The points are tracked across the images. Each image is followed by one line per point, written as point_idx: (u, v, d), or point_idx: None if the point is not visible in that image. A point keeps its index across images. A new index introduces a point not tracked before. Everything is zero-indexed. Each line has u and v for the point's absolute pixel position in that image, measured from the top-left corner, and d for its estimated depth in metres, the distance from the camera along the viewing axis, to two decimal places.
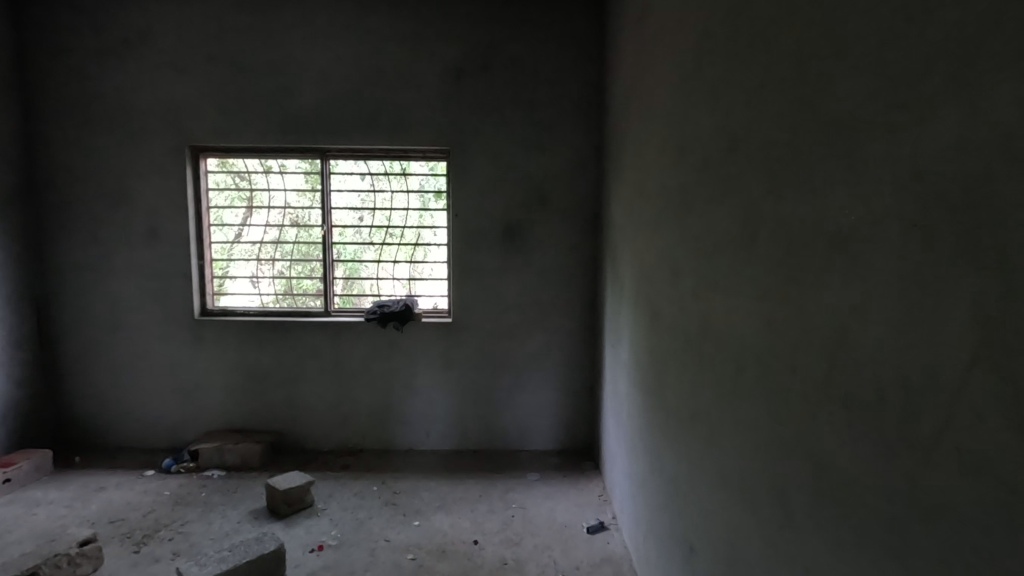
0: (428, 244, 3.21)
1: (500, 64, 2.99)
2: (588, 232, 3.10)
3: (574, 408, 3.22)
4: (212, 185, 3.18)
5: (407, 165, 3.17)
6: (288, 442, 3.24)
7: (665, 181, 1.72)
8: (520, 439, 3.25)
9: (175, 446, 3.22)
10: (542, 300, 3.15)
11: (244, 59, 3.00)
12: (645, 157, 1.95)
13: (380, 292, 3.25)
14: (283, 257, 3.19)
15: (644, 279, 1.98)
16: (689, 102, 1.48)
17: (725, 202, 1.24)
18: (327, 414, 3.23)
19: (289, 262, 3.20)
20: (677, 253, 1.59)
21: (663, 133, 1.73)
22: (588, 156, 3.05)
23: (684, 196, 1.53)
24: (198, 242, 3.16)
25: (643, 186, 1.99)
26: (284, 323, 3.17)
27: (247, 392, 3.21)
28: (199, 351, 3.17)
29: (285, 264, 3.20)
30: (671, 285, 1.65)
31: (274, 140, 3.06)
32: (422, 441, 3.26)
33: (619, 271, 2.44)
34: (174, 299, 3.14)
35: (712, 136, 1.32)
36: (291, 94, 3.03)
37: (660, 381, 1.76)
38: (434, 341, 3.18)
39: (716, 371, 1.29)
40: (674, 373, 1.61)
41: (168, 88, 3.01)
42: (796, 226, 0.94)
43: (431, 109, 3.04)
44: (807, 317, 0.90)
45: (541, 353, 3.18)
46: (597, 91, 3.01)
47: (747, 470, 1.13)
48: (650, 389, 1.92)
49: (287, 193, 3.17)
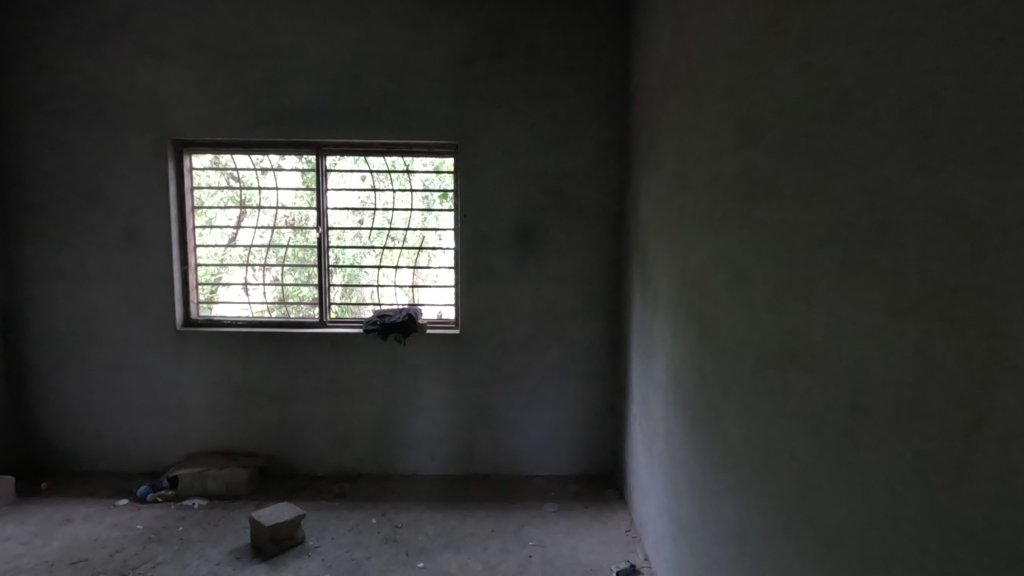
0: (433, 249, 2.92)
1: (513, 50, 2.72)
2: (609, 234, 2.81)
3: (593, 429, 2.91)
4: (198, 184, 2.90)
5: (411, 162, 2.89)
6: (278, 466, 2.94)
7: (722, 171, 1.44)
8: (534, 464, 2.94)
9: (153, 470, 2.91)
10: (558, 309, 2.85)
11: (231, 45, 2.73)
12: (691, 144, 1.67)
13: (380, 301, 2.96)
14: (276, 263, 2.91)
15: (689, 287, 1.69)
16: (763, 70, 1.20)
17: (828, 191, 0.96)
18: (322, 436, 2.93)
19: (283, 268, 2.92)
20: (743, 258, 1.31)
21: (719, 112, 1.45)
22: (609, 151, 2.77)
23: (755, 186, 1.25)
24: (181, 246, 2.89)
25: (688, 181, 1.71)
26: (275, 335, 2.88)
27: (234, 412, 2.91)
28: (180, 366, 2.88)
29: (278, 269, 2.92)
30: (733, 295, 1.37)
31: (265, 134, 2.78)
32: (425, 466, 2.95)
33: (652, 278, 2.15)
34: (153, 308, 2.86)
35: (804, 106, 1.04)
36: (284, 83, 2.75)
37: (715, 411, 1.48)
38: (438, 355, 2.88)
39: (813, 406, 1.01)
40: (737, 401, 1.34)
41: (147, 76, 2.74)
42: (982, 213, 0.65)
43: (437, 99, 2.76)
44: (1009, 348, 0.61)
45: (557, 369, 2.88)
46: (621, 80, 2.73)
47: (876, 545, 0.84)
48: (696, 417, 1.64)
49: (280, 193, 2.89)
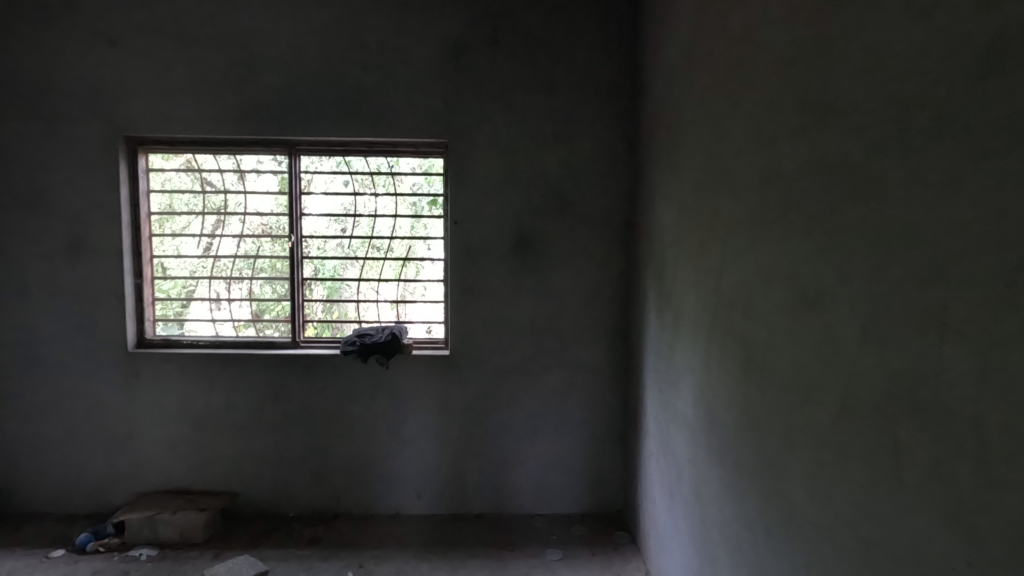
0: (421, 259, 2.61)
1: (510, 38, 2.43)
2: (617, 243, 2.52)
3: (601, 461, 2.60)
4: (153, 186, 2.58)
5: (395, 162, 2.58)
6: (242, 507, 2.59)
7: (778, 164, 1.15)
8: (534, 501, 2.62)
9: (99, 511, 2.56)
10: (560, 327, 2.54)
11: (191, 31, 2.42)
12: (730, 132, 1.39)
13: (364, 318, 2.64)
14: (254, 275, 2.60)
15: (727, 305, 1.41)
16: (850, 24, 0.91)
17: (985, 175, 0.66)
18: (293, 471, 2.59)
19: (262, 281, 2.60)
20: (815, 271, 1.02)
21: (774, 88, 1.16)
22: (618, 150, 2.48)
23: (834, 178, 0.96)
24: (134, 257, 2.56)
25: (726, 180, 1.42)
26: (241, 356, 2.54)
27: (192, 444, 2.57)
28: (131, 392, 2.54)
29: (256, 282, 2.60)
30: (799, 319, 1.08)
31: (229, 130, 2.47)
32: (412, 504, 2.62)
33: (672, 293, 1.86)
34: (101, 327, 2.51)
35: (932, 61, 0.74)
36: (252, 73, 2.44)
37: (772, 465, 1.17)
38: (426, 379, 2.56)
39: (953, 484, 0.71)
40: (808, 455, 1.04)
41: (96, 65, 2.42)
42: None
43: (423, 92, 2.46)
44: None
45: (559, 394, 2.57)
46: (630, 71, 2.45)
47: None
48: (740, 467, 1.33)
49: (249, 197, 2.58)
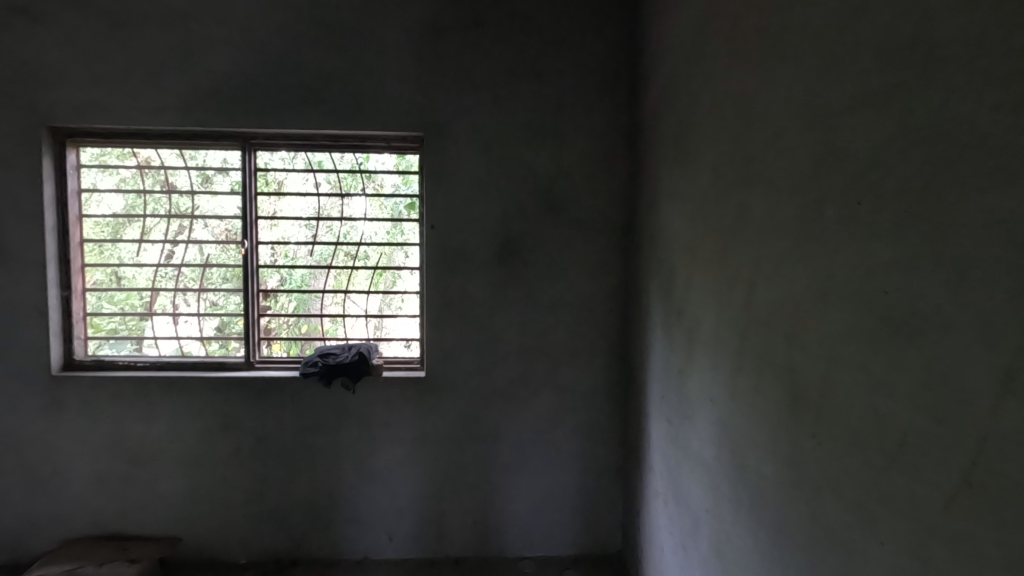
0: (398, 268, 2.31)
1: (494, 19, 2.15)
2: (614, 251, 2.24)
3: (598, 497, 2.31)
4: (85, 185, 2.26)
5: (365, 159, 2.29)
6: (185, 554, 2.26)
7: (843, 147, 0.88)
8: (523, 542, 2.32)
9: (17, 561, 2.21)
10: (552, 346, 2.25)
11: (127, 6, 2.10)
12: (767, 109, 1.11)
13: (336, 334, 2.33)
14: (215, 284, 2.28)
15: (763, 326, 1.13)
16: None
17: None
18: (245, 512, 2.26)
19: (224, 291, 2.28)
20: (908, 288, 0.74)
21: (838, 49, 0.89)
22: (615, 146, 2.21)
23: (942, 164, 0.68)
24: (61, 266, 2.22)
25: (760, 171, 1.14)
26: (187, 381, 2.21)
27: (127, 482, 2.23)
28: (55, 422, 2.19)
29: (218, 292, 2.28)
30: (880, 351, 0.79)
31: (172, 121, 2.15)
32: (383, 547, 2.30)
33: (684, 308, 1.57)
34: (19, 348, 2.17)
35: None
36: (198, 56, 2.13)
37: (840, 541, 0.88)
38: (401, 404, 2.25)
39: None
40: (903, 540, 0.75)
41: (15, 44, 2.09)
42: None
43: (395, 80, 2.16)
44: None
45: (551, 421, 2.27)
46: (629, 58, 2.18)
47: None
48: (783, 533, 1.05)
49: (197, 197, 2.26)
